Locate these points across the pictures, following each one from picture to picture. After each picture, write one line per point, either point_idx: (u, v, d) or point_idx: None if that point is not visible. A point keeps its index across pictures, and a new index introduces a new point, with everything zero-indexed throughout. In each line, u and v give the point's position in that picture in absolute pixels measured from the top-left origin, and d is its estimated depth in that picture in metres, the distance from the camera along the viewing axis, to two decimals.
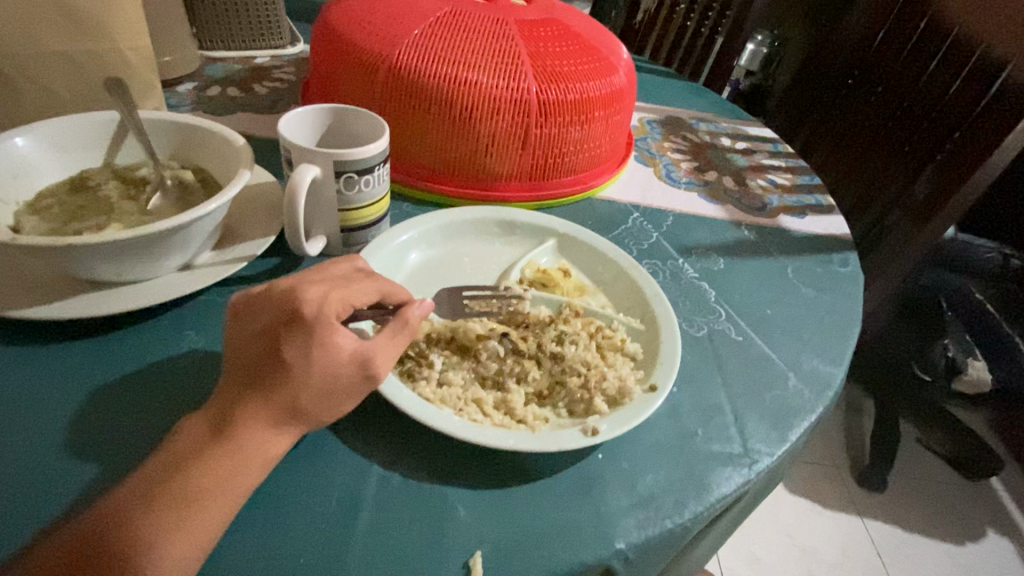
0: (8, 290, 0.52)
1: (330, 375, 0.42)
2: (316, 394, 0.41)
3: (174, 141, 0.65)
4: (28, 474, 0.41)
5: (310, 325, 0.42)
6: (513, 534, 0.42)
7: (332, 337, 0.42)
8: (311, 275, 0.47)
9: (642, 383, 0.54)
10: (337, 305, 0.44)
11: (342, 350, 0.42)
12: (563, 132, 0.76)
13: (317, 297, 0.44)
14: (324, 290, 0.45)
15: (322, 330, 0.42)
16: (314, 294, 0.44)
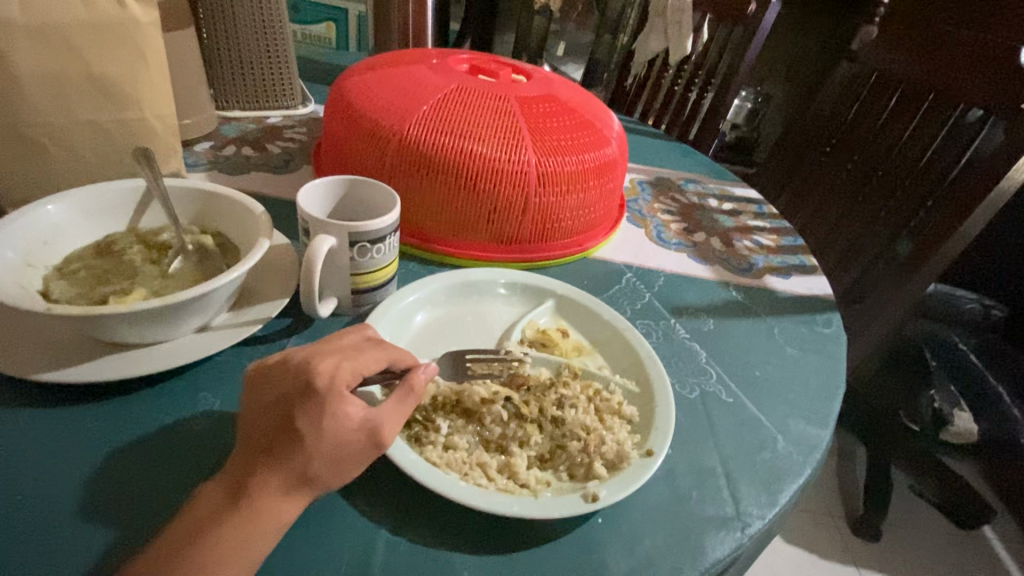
0: (31, 353, 0.54)
1: (341, 445, 0.43)
2: (328, 463, 0.43)
3: (196, 206, 0.68)
4: (45, 541, 0.43)
5: (324, 397, 0.44)
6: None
7: (345, 408, 0.44)
8: (325, 345, 0.49)
9: (639, 447, 0.56)
10: (348, 375, 0.46)
11: (352, 420, 0.44)
12: (562, 200, 0.82)
13: (329, 368, 0.46)
14: (335, 362, 0.47)
15: (334, 401, 0.44)
16: (326, 366, 0.46)
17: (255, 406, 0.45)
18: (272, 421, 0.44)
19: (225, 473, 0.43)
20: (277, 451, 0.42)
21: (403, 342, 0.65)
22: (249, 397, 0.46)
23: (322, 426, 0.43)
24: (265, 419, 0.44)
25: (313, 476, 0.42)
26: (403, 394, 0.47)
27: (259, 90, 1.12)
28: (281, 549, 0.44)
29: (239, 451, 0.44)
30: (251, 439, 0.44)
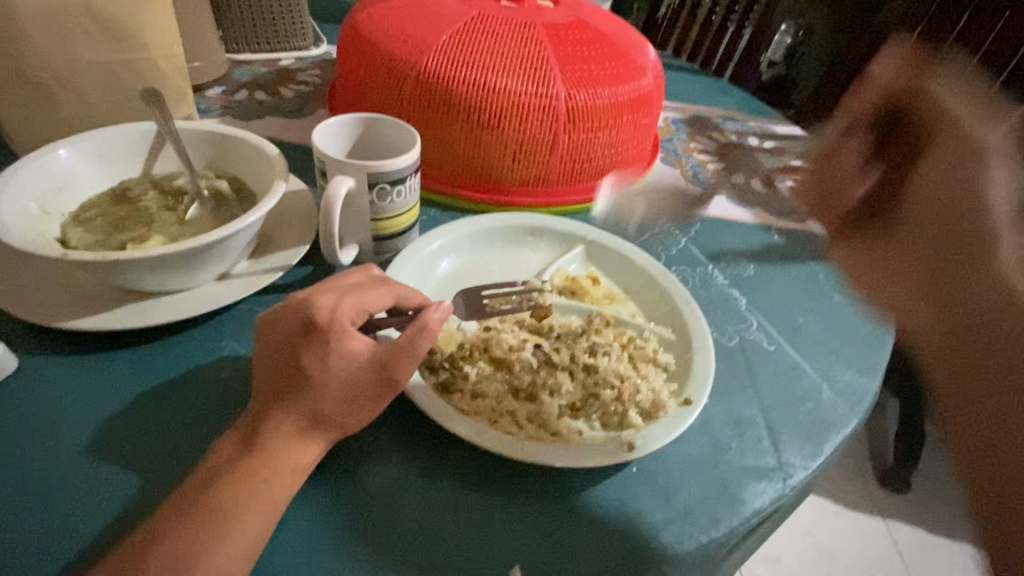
0: (56, 299, 0.54)
1: (358, 387, 0.42)
2: (340, 402, 0.42)
3: (209, 151, 0.65)
4: (82, 484, 0.43)
5: (329, 335, 0.43)
6: (551, 546, 0.43)
7: (359, 352, 0.42)
8: (335, 286, 0.48)
9: (675, 395, 0.54)
10: (350, 312, 0.45)
11: (362, 354, 0.43)
12: (591, 138, 0.76)
13: (329, 304, 0.45)
14: (336, 296, 0.46)
15: (336, 337, 0.43)
16: (326, 300, 0.45)
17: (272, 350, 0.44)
18: (289, 364, 0.43)
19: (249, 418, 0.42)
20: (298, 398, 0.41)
21: (427, 289, 0.63)
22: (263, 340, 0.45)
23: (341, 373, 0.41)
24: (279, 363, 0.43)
25: (327, 413, 0.42)
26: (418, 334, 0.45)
27: (270, 30, 1.06)
28: (310, 494, 0.44)
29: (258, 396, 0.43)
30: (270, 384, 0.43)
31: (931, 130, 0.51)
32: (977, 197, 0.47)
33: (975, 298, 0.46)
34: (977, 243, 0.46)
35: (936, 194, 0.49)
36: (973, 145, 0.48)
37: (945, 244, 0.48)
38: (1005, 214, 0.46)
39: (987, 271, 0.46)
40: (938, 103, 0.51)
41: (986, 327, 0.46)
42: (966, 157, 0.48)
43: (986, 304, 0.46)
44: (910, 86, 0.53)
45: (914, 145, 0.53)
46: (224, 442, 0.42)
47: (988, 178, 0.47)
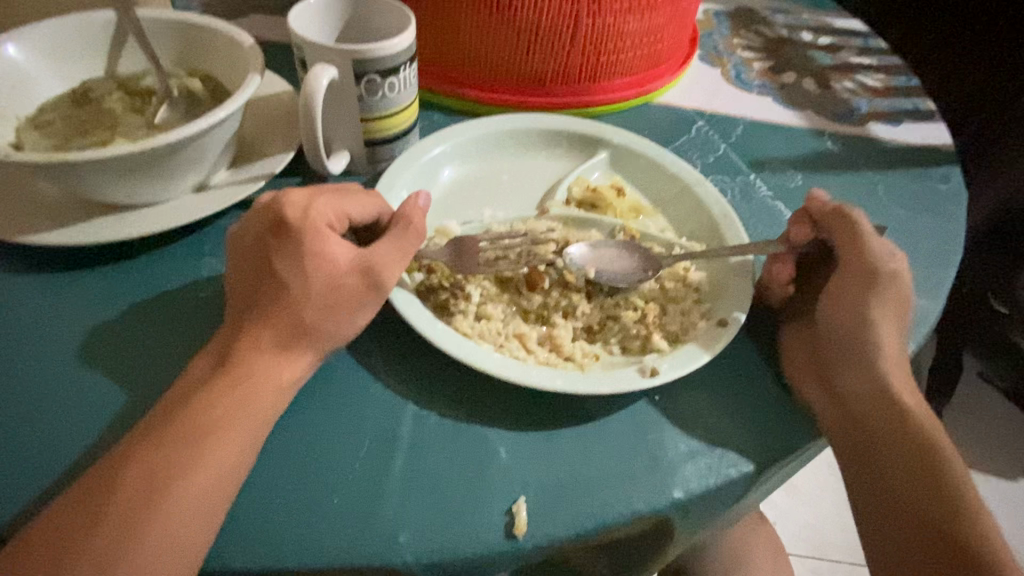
0: (22, 213, 0.49)
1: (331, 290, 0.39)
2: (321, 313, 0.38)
3: (178, 44, 0.57)
4: (56, 405, 0.40)
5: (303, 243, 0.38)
6: (562, 479, 0.39)
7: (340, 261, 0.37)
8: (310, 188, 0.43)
9: (708, 317, 0.47)
10: (328, 213, 0.41)
11: (341, 262, 0.39)
12: (619, 23, 0.65)
13: (302, 200, 0.41)
14: (309, 195, 0.41)
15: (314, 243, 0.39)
16: (298, 197, 0.41)
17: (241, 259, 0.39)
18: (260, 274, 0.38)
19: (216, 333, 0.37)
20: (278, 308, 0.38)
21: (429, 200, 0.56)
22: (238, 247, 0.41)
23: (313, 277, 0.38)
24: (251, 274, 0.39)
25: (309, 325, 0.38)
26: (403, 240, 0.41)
27: None
28: (296, 419, 0.40)
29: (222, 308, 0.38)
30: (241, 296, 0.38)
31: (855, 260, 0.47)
32: (864, 341, 0.45)
33: (865, 402, 0.44)
34: (847, 359, 0.45)
35: (844, 312, 0.46)
36: (871, 274, 0.46)
37: (836, 364, 0.45)
38: (888, 356, 0.45)
39: (864, 375, 0.44)
40: (855, 240, 0.48)
41: (867, 422, 0.43)
42: (864, 287, 0.46)
43: (860, 395, 0.44)
44: (830, 217, 0.50)
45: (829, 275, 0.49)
46: (198, 361, 0.38)
47: (871, 311, 0.45)
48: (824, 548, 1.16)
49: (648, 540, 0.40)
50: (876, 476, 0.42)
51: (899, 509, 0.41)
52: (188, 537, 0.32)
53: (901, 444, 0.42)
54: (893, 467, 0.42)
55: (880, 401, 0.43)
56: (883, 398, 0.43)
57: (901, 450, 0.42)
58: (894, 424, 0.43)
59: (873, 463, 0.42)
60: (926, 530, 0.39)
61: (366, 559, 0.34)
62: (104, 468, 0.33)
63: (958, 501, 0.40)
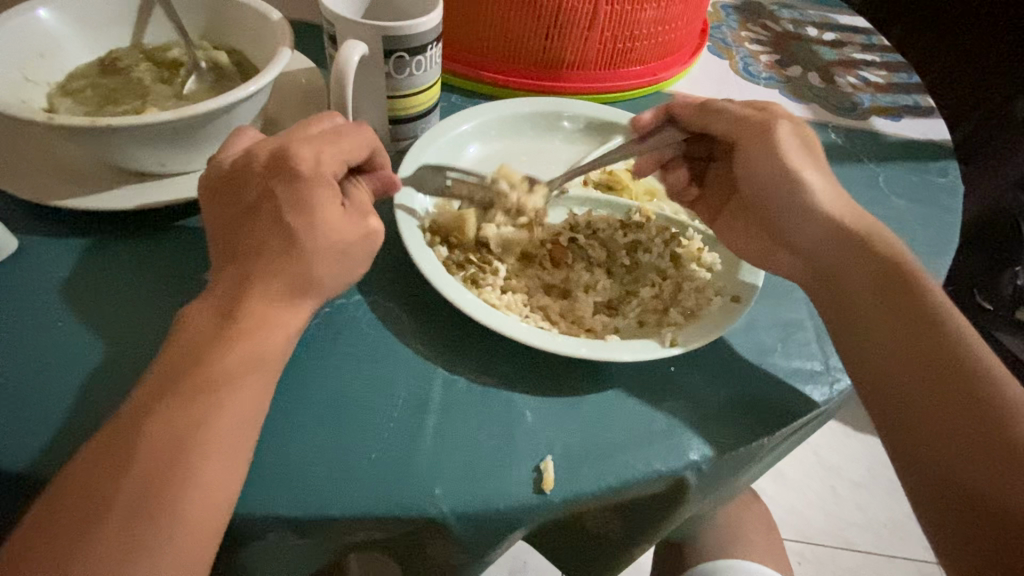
0: (55, 180, 0.50)
1: None
2: None
3: (204, 18, 0.58)
4: (90, 362, 0.42)
5: None
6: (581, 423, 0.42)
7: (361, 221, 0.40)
8: (316, 137, 0.43)
9: (721, 293, 0.49)
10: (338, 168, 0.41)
11: None
12: (635, 11, 0.67)
13: (308, 156, 0.41)
14: (313, 149, 0.41)
15: None
16: (303, 153, 0.41)
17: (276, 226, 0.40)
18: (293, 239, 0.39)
19: (249, 292, 0.39)
20: None
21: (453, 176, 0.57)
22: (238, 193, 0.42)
23: None
24: (283, 237, 0.40)
25: None
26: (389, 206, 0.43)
27: None
28: (328, 381, 0.42)
29: (256, 269, 0.39)
30: (276, 260, 0.39)
31: (741, 131, 0.51)
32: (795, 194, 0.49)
33: (824, 246, 0.47)
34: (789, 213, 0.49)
35: (755, 176, 0.50)
36: (756, 126, 0.51)
37: (788, 223, 0.49)
38: (825, 199, 0.49)
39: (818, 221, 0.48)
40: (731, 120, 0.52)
41: (837, 267, 0.46)
42: (757, 140, 0.50)
43: (815, 240, 0.48)
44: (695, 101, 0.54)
45: (730, 156, 0.55)
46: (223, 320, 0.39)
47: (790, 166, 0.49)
48: (808, 532, 1.20)
49: (661, 499, 0.43)
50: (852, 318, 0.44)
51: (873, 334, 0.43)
52: (225, 483, 0.34)
53: (872, 281, 0.45)
54: (881, 307, 0.43)
55: (845, 241, 0.47)
56: (845, 238, 0.47)
57: (889, 296, 0.44)
58: (859, 263, 0.46)
59: (843, 299, 0.45)
60: (915, 362, 0.41)
61: (405, 509, 0.36)
62: (139, 420, 0.34)
63: (942, 323, 0.42)
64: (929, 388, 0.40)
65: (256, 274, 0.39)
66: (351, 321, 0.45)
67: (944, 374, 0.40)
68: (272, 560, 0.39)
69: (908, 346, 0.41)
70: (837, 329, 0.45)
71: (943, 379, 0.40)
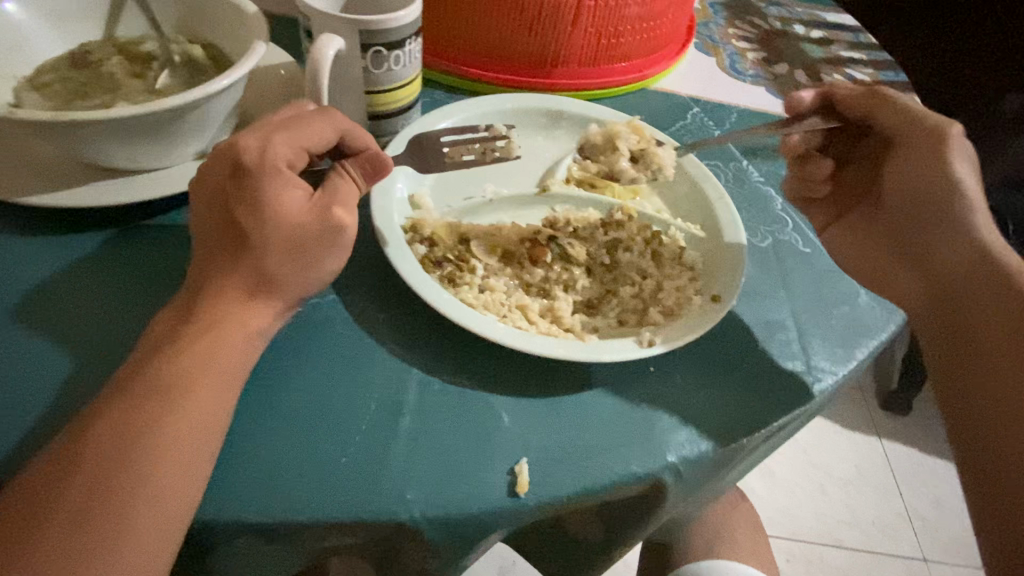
0: (22, 175, 0.49)
1: None
2: None
3: (179, 11, 0.57)
4: (55, 362, 0.41)
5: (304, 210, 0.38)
6: (592, 428, 0.41)
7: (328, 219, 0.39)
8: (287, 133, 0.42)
9: (701, 293, 0.49)
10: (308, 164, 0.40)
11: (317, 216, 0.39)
12: (620, 7, 0.66)
13: (277, 152, 0.40)
14: (283, 145, 0.40)
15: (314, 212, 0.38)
16: (272, 150, 0.40)
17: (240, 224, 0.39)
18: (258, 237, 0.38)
19: (215, 292, 0.38)
20: None
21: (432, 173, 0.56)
22: (223, 199, 0.41)
23: None
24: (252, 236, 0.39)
25: None
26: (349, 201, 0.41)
27: None
28: (299, 383, 0.41)
29: (222, 269, 0.38)
30: (243, 259, 0.38)
31: (908, 127, 0.53)
32: (947, 200, 0.50)
33: (953, 262, 0.48)
34: (942, 222, 0.50)
35: (915, 177, 0.52)
36: (934, 133, 0.51)
37: (928, 232, 0.51)
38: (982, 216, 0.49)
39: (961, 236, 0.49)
40: (901, 113, 0.53)
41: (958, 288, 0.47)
42: (930, 148, 0.51)
43: (953, 259, 0.48)
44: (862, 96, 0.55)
45: (886, 146, 0.56)
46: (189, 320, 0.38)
47: (949, 170, 0.50)
48: (796, 529, 1.21)
49: (639, 501, 0.42)
50: (960, 339, 0.45)
51: (977, 352, 0.43)
52: (186, 489, 0.33)
53: (990, 301, 0.44)
54: (995, 329, 0.43)
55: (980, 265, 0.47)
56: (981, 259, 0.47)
57: (1005, 320, 0.43)
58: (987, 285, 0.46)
59: (957, 312, 0.46)
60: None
61: (376, 513, 0.36)
62: (100, 423, 0.33)
63: None
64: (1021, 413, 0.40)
65: (223, 274, 0.38)
66: (325, 321, 0.45)
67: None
68: (241, 566, 0.38)
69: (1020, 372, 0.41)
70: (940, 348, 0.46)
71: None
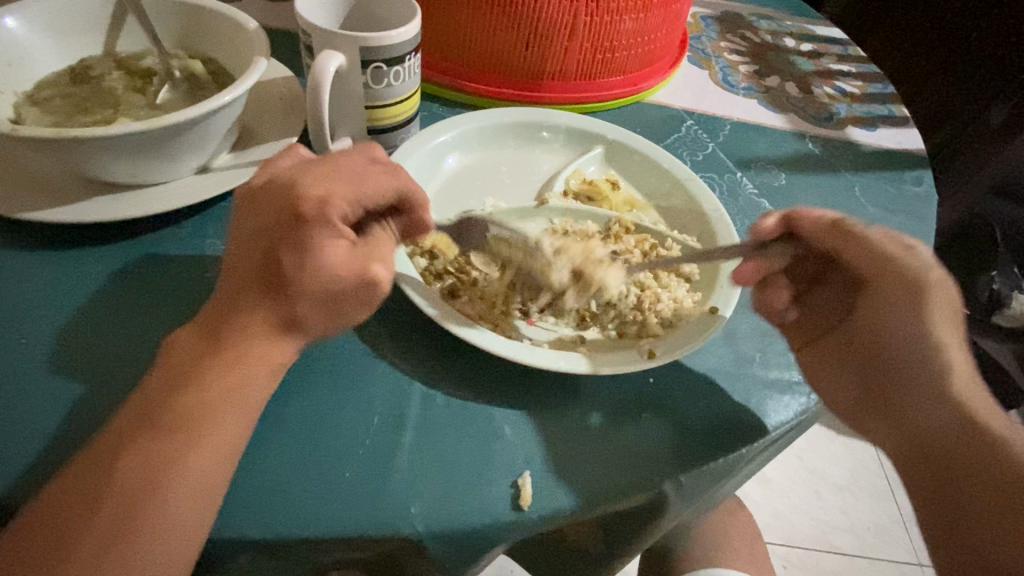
0: (21, 191, 0.49)
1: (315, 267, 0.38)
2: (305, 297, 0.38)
3: (180, 26, 0.57)
4: (55, 378, 0.41)
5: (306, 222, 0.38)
6: (577, 451, 0.41)
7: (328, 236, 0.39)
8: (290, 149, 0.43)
9: (699, 305, 0.49)
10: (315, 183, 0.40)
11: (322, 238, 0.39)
12: (614, 22, 0.67)
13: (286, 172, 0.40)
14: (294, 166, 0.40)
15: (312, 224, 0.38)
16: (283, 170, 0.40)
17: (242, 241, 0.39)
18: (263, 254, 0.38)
19: (221, 310, 0.38)
20: (278, 286, 0.37)
21: (430, 186, 0.57)
22: None
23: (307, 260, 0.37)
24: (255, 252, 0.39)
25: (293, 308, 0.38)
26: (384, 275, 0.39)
27: None
28: (304, 397, 0.41)
29: (228, 287, 0.39)
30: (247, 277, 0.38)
31: (880, 272, 0.44)
32: (925, 353, 0.43)
33: (936, 431, 0.42)
34: (908, 379, 0.44)
35: (886, 330, 0.44)
36: (903, 279, 0.43)
37: (893, 385, 0.45)
38: (961, 376, 0.42)
39: (926, 390, 0.43)
40: (874, 253, 0.44)
41: (945, 457, 0.41)
42: (898, 295, 0.43)
43: (932, 426, 0.42)
44: (827, 231, 0.46)
45: (855, 286, 0.48)
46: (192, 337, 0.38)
47: (925, 326, 0.43)
48: (792, 535, 1.21)
49: (641, 513, 0.43)
50: (956, 507, 0.40)
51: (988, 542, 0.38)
52: (190, 506, 0.33)
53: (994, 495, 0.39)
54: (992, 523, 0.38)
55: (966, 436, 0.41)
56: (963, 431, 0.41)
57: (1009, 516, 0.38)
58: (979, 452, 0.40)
59: (955, 499, 0.40)
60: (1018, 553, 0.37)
61: (378, 529, 0.36)
62: (106, 442, 0.34)
63: None
64: None
65: (229, 290, 0.39)
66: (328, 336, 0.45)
67: None
68: None
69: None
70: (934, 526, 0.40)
71: None
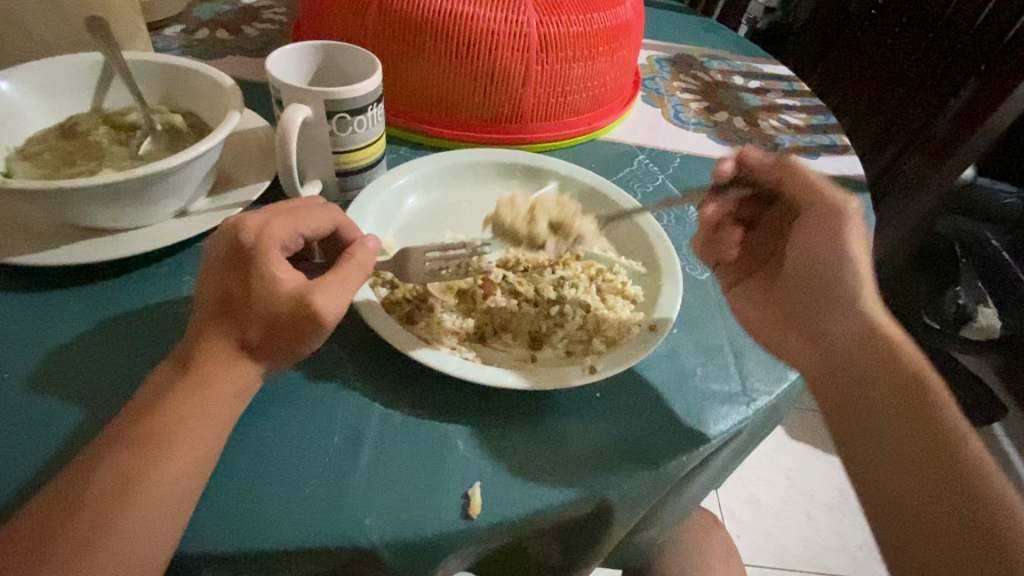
0: (12, 239, 0.53)
1: (281, 294, 0.42)
2: (268, 330, 0.42)
3: (162, 85, 0.62)
4: (34, 410, 0.43)
5: (271, 257, 0.43)
6: (489, 469, 0.43)
7: (293, 271, 0.43)
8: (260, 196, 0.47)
9: (641, 323, 0.53)
10: (283, 228, 0.45)
11: (287, 268, 0.43)
12: (565, 70, 0.73)
13: (258, 220, 0.45)
14: (273, 218, 0.45)
15: (277, 260, 0.42)
16: (262, 221, 0.45)
17: (217, 280, 0.43)
18: (233, 291, 0.42)
19: (195, 342, 0.42)
20: (247, 318, 0.41)
21: (393, 224, 0.61)
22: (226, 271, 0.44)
23: (272, 293, 0.41)
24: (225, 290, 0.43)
25: (257, 340, 0.42)
26: (340, 294, 0.43)
27: None
28: (269, 422, 0.44)
29: (201, 321, 0.42)
30: (218, 313, 0.42)
31: (808, 201, 0.54)
32: (837, 269, 0.51)
33: (850, 341, 0.49)
34: (830, 299, 0.52)
35: (816, 256, 0.53)
36: (830, 210, 0.52)
37: (820, 303, 0.52)
38: (869, 295, 0.50)
39: (847, 310, 0.51)
40: (807, 185, 0.54)
41: (854, 360, 0.48)
42: (826, 221, 0.52)
43: (851, 335, 0.49)
44: (770, 167, 0.57)
45: (789, 212, 0.59)
46: (164, 368, 0.42)
47: (845, 246, 0.51)
48: (784, 558, 1.21)
49: (593, 522, 0.45)
50: (848, 399, 0.47)
51: (873, 422, 0.45)
52: (156, 522, 0.35)
53: (885, 387, 0.46)
54: (882, 402, 0.45)
55: (872, 343, 0.48)
56: (873, 339, 0.48)
57: (890, 395, 0.45)
58: (885, 356, 0.47)
59: (856, 389, 0.47)
60: (912, 437, 0.43)
61: (336, 541, 0.38)
62: (80, 469, 0.36)
63: (952, 440, 0.42)
64: (911, 490, 0.41)
65: (202, 324, 0.42)
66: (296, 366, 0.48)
67: (931, 481, 0.41)
68: None
69: (914, 437, 0.43)
70: (841, 415, 0.47)
71: (932, 475, 0.41)
